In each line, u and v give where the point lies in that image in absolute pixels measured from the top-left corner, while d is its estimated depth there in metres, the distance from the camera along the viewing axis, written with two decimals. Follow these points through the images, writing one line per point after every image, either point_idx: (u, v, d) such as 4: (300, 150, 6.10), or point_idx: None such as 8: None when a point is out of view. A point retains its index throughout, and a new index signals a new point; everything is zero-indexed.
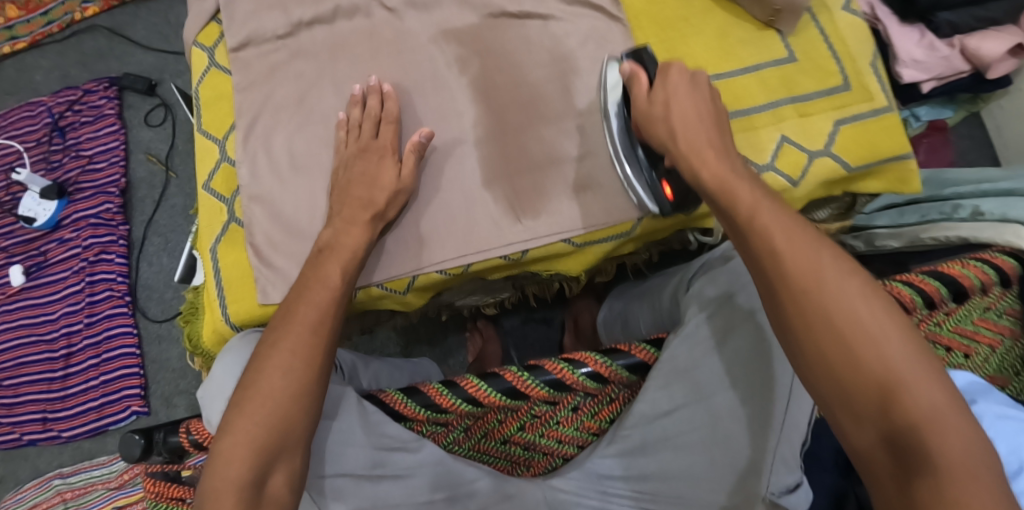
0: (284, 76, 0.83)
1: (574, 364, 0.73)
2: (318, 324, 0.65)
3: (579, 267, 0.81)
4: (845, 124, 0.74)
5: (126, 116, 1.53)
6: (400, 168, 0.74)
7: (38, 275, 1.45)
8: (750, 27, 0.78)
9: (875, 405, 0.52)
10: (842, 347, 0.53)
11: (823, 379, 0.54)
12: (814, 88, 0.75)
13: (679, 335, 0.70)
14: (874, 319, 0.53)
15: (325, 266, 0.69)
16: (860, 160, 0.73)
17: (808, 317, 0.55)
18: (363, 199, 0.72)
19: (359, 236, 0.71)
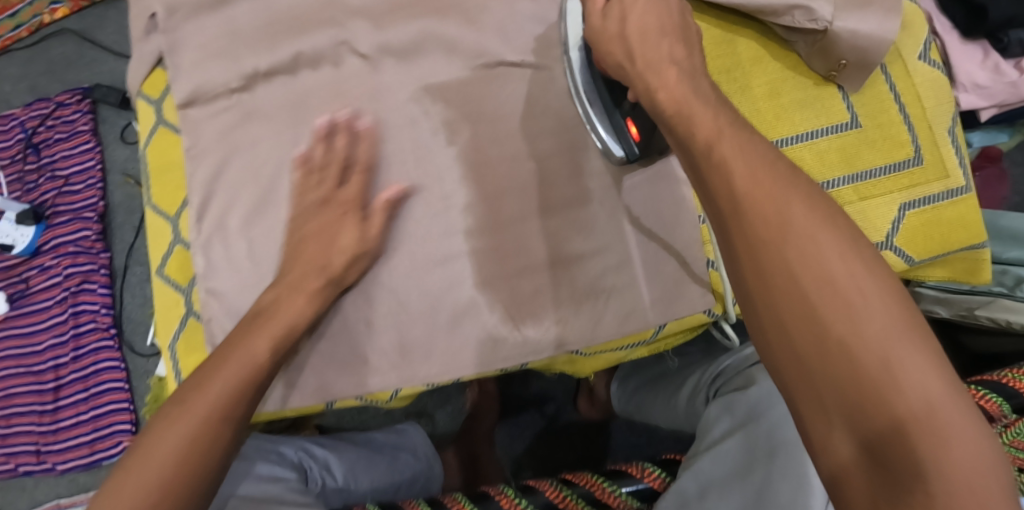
0: (240, 140, 0.71)
1: (572, 487, 0.63)
2: (231, 412, 0.55)
3: (590, 370, 0.74)
4: (913, 209, 0.63)
5: (102, 131, 1.43)
6: (365, 227, 0.65)
7: (22, 304, 1.36)
8: (806, 83, 0.66)
9: (852, 405, 0.41)
10: (837, 361, 0.41)
11: (808, 399, 0.42)
12: (879, 162, 0.64)
13: (691, 469, 0.57)
14: (851, 282, 0.42)
15: (251, 336, 0.59)
16: (925, 253, 0.63)
17: (796, 320, 0.43)
18: (315, 260, 0.63)
19: (301, 307, 0.62)
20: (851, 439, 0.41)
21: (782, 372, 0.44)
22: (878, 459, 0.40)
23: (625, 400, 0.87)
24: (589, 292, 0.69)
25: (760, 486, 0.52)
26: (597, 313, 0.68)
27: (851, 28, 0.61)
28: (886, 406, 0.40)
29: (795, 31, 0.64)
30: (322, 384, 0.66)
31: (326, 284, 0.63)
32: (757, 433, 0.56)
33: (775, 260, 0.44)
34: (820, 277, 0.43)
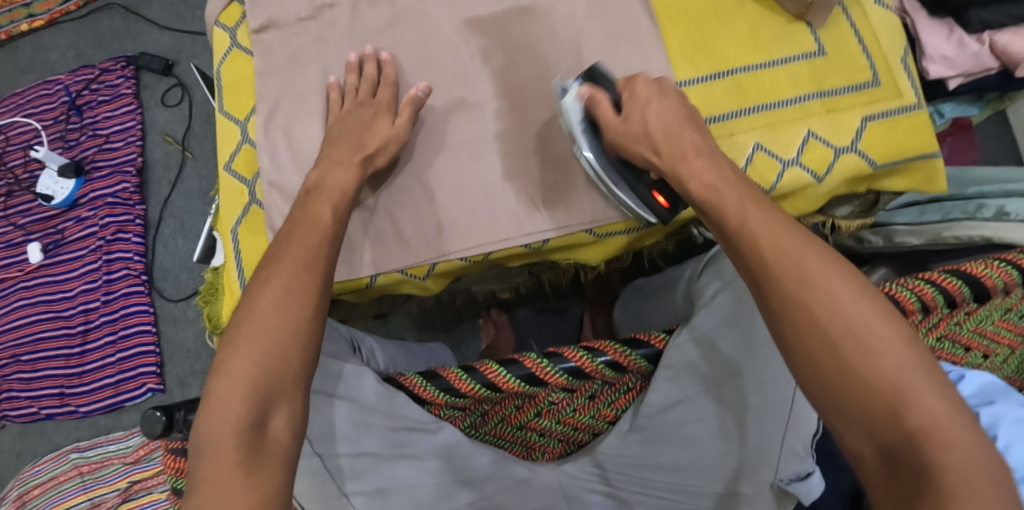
0: (308, 63, 0.84)
1: (593, 353, 0.73)
2: (311, 262, 0.64)
3: (599, 257, 0.83)
4: (873, 121, 0.75)
5: (143, 96, 1.53)
6: (396, 119, 0.76)
7: (56, 253, 1.46)
8: (778, 20, 0.78)
9: (865, 407, 0.52)
10: (851, 376, 0.52)
11: (834, 406, 0.53)
12: (843, 83, 0.76)
13: (687, 327, 0.71)
14: (854, 307, 0.54)
15: (314, 206, 0.69)
16: (887, 157, 0.75)
17: (815, 347, 0.54)
18: (352, 142, 0.74)
19: (347, 175, 0.72)
20: (869, 441, 0.52)
21: (818, 395, 0.54)
22: (887, 449, 0.51)
23: (628, 319, 1.00)
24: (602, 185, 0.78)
25: (745, 328, 0.68)
26: (610, 202, 0.78)
27: None
28: (889, 407, 0.51)
29: None
30: (372, 262, 0.78)
31: (363, 161, 0.73)
32: (735, 294, 0.70)
33: (795, 298, 0.55)
34: (840, 323, 0.54)
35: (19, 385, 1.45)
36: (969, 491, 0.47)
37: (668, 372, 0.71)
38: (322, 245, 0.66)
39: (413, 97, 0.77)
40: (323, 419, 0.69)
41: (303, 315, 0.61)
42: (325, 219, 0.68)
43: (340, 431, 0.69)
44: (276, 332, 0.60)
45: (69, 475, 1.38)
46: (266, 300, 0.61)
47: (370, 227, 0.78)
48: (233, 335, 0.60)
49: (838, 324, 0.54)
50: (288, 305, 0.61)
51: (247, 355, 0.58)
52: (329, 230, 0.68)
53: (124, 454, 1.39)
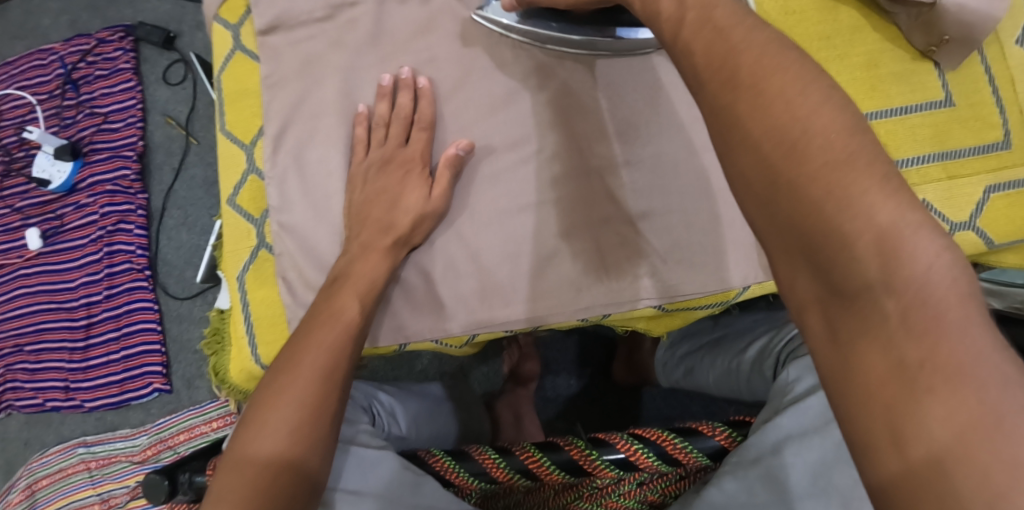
0: (322, 74, 0.72)
1: (647, 444, 0.66)
2: (331, 372, 0.57)
3: (664, 329, 0.72)
4: (998, 192, 0.64)
5: (143, 71, 1.41)
6: (431, 187, 0.66)
7: (55, 241, 1.38)
8: (902, 56, 0.66)
9: (802, 239, 0.39)
10: (786, 196, 0.39)
11: (766, 229, 0.41)
12: (970, 144, 0.65)
13: (770, 424, 0.62)
14: (799, 120, 0.40)
15: (339, 297, 0.61)
16: (1006, 237, 0.64)
17: (748, 163, 0.41)
18: (381, 222, 0.65)
19: (377, 263, 0.63)
20: (810, 275, 0.39)
21: (752, 214, 0.42)
22: (834, 290, 0.38)
23: (671, 365, 0.88)
24: (679, 253, 0.67)
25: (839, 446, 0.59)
26: (691, 271, 0.67)
27: (958, 2, 0.60)
28: (836, 234, 0.38)
29: (898, 3, 0.64)
30: (395, 324, 0.67)
31: (395, 243, 0.65)
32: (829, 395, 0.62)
33: (738, 122, 0.41)
34: (771, 127, 0.40)
35: (23, 377, 1.38)
36: (937, 335, 0.35)
37: (737, 473, 0.61)
38: (346, 342, 0.59)
39: (452, 155, 0.67)
40: None
41: (314, 432, 0.53)
42: (351, 315, 0.60)
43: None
44: (283, 455, 0.52)
45: (76, 469, 1.34)
46: (277, 413, 0.54)
47: (396, 281, 0.67)
48: (235, 457, 0.52)
49: (771, 129, 0.41)
50: (300, 428, 0.53)
51: (253, 482, 0.50)
52: (353, 328, 0.60)
53: (131, 452, 1.34)
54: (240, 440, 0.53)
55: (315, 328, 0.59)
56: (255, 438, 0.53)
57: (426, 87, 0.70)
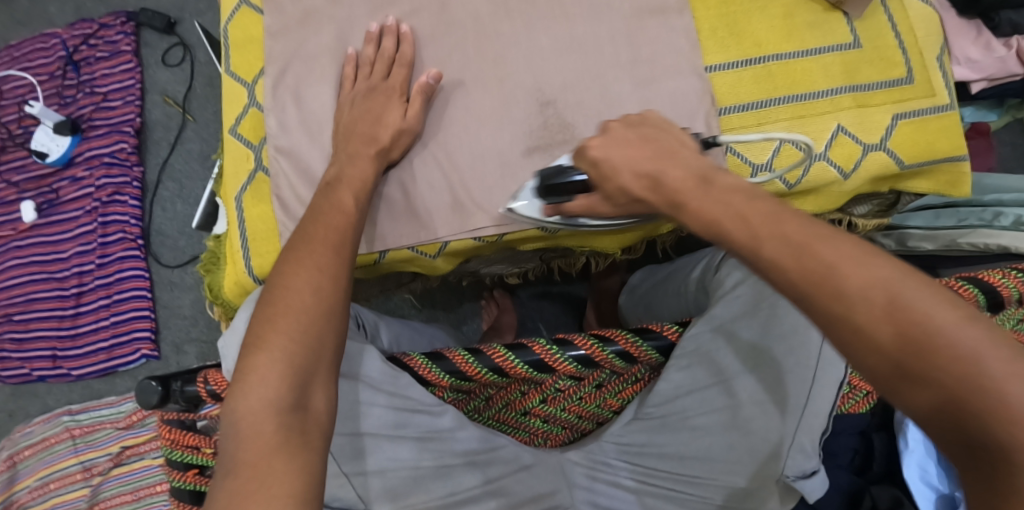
0: (319, 22, 0.81)
1: (604, 342, 0.72)
2: (339, 246, 0.65)
3: (617, 245, 0.85)
4: (904, 119, 0.81)
5: (143, 54, 1.49)
6: (407, 108, 0.76)
7: (50, 213, 1.43)
8: (816, 8, 0.83)
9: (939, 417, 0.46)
10: (917, 388, 0.46)
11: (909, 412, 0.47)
12: (877, 79, 0.82)
13: (703, 317, 0.71)
14: (924, 310, 0.47)
15: (338, 193, 0.69)
16: (914, 158, 0.81)
17: (876, 362, 0.48)
18: (366, 135, 0.74)
19: (365, 168, 0.72)
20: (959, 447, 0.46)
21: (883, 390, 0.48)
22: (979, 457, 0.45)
23: (634, 306, 0.99)
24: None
25: (763, 322, 0.68)
26: None
27: None
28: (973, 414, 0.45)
29: None
30: (379, 234, 0.77)
31: (378, 154, 0.73)
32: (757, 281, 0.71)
33: (849, 320, 0.48)
34: (896, 330, 0.47)
35: (11, 346, 1.41)
36: None
37: (681, 362, 0.70)
38: (346, 228, 0.67)
39: (424, 84, 0.76)
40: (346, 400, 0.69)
41: (335, 295, 0.62)
42: (349, 206, 0.69)
43: (365, 415, 0.68)
44: (312, 310, 0.60)
45: (60, 438, 1.37)
46: (301, 279, 0.61)
47: (380, 196, 0.77)
48: (271, 311, 0.59)
49: (897, 330, 0.47)
50: (322, 288, 0.61)
51: (286, 331, 0.58)
52: (352, 218, 0.68)
53: (116, 419, 1.38)
54: (269, 299, 0.60)
55: (316, 217, 0.67)
56: (277, 300, 0.60)
57: (407, 33, 0.79)
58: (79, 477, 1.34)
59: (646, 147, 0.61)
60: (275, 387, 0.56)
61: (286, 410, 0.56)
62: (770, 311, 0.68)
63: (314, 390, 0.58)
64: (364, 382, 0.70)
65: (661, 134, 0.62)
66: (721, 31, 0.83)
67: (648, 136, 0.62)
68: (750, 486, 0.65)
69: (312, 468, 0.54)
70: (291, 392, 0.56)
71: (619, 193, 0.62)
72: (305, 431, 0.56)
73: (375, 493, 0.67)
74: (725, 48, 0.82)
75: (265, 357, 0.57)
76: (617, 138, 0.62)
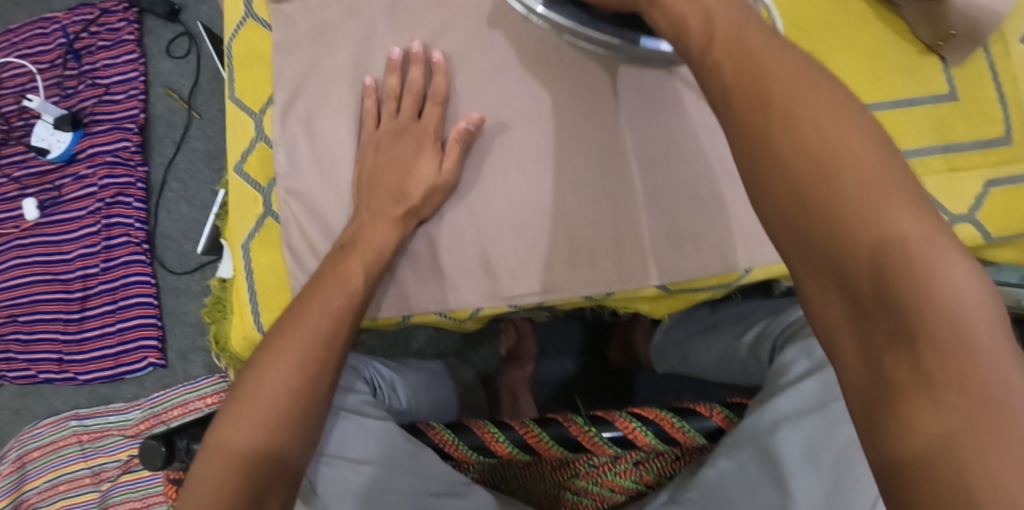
0: (333, 47, 0.73)
1: (645, 422, 0.66)
2: (332, 337, 0.60)
3: (666, 311, 0.76)
4: (996, 187, 0.71)
5: (146, 43, 1.40)
6: (443, 158, 0.68)
7: (53, 211, 1.36)
8: (909, 49, 0.73)
9: (833, 257, 0.41)
10: (815, 224, 0.41)
11: (796, 252, 0.43)
12: (971, 137, 0.72)
13: (764, 404, 0.64)
14: (834, 128, 0.42)
15: (346, 263, 0.63)
16: (1003, 230, 0.71)
17: (774, 182, 0.43)
18: (393, 190, 0.67)
19: (386, 232, 0.66)
20: (840, 296, 0.41)
21: (781, 236, 0.44)
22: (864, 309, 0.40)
23: (667, 351, 0.91)
24: (679, 238, 0.71)
25: (831, 421, 0.61)
26: (695, 256, 0.70)
27: None
28: (868, 254, 0.39)
29: None
30: (401, 294, 0.71)
31: (406, 214, 0.67)
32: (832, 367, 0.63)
33: (764, 134, 0.44)
34: (800, 149, 0.42)
35: (16, 348, 1.37)
36: (955, 339, 0.37)
37: (732, 451, 0.63)
38: (347, 309, 0.62)
39: (464, 129, 0.68)
40: (331, 484, 0.61)
41: (320, 388, 0.57)
42: (355, 284, 0.63)
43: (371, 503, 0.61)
44: (284, 413, 0.55)
45: (68, 442, 1.34)
46: (277, 375, 0.57)
47: (406, 251, 0.70)
48: (237, 411, 0.55)
49: (800, 151, 0.43)
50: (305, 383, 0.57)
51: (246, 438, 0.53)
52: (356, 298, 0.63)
53: (124, 426, 1.34)
54: (240, 398, 0.56)
55: (321, 291, 0.62)
56: (249, 398, 0.56)
57: (440, 62, 0.69)
58: (89, 481, 1.31)
59: None
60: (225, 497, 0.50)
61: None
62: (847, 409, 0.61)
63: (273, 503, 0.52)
64: (373, 465, 0.63)
65: None
66: None
67: None
68: None
69: None
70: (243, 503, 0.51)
71: None
72: None
73: None
74: None
75: (221, 463, 0.52)
76: None
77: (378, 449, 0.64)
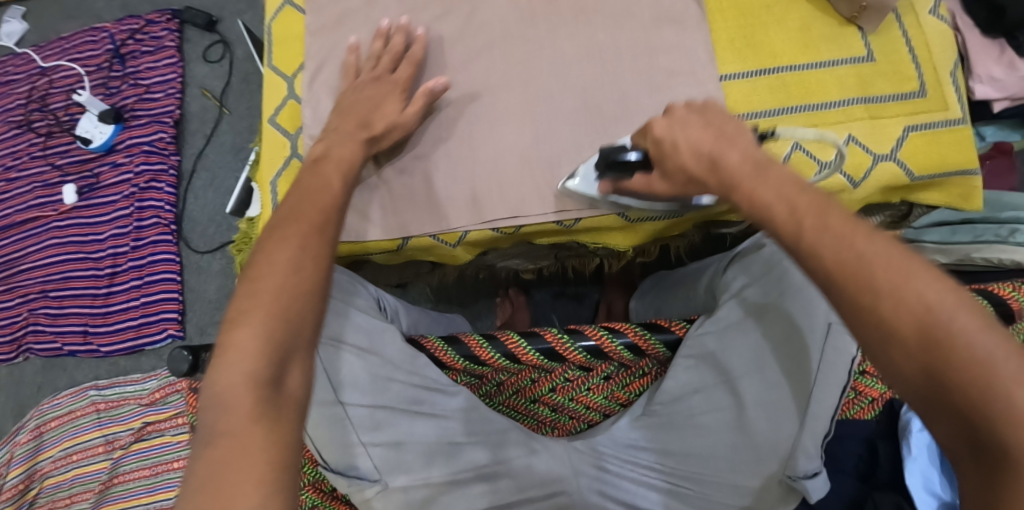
0: (353, 24, 0.87)
1: (613, 334, 0.76)
2: (324, 225, 0.66)
3: (628, 242, 0.89)
4: (915, 132, 0.81)
5: (185, 50, 1.57)
6: (406, 106, 0.79)
7: (89, 197, 1.50)
8: (832, 22, 0.84)
9: (946, 396, 0.50)
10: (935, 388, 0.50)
11: (917, 399, 0.52)
12: (889, 92, 0.82)
13: (710, 318, 0.75)
14: (932, 300, 0.51)
15: (322, 168, 0.72)
16: (925, 170, 0.81)
17: (888, 350, 0.52)
18: (360, 118, 0.77)
19: (352, 149, 0.75)
20: (953, 424, 0.50)
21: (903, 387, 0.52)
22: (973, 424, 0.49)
23: (644, 309, 1.02)
24: None
25: (765, 326, 0.71)
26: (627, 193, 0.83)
27: None
28: (968, 392, 0.49)
29: None
30: (401, 223, 0.83)
31: (368, 139, 0.76)
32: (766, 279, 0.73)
33: (864, 312, 0.52)
34: (903, 323, 0.51)
35: (45, 321, 1.48)
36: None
37: (686, 361, 0.75)
38: (332, 205, 0.69)
39: (430, 89, 0.80)
40: (339, 367, 0.71)
41: (316, 277, 0.62)
42: (334, 185, 0.70)
43: (377, 390, 0.72)
44: (293, 289, 0.60)
45: (86, 411, 1.43)
46: (284, 255, 0.62)
47: (404, 187, 0.83)
48: (251, 289, 0.60)
49: (902, 320, 0.51)
50: (304, 262, 0.62)
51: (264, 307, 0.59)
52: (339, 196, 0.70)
53: (140, 395, 1.44)
54: (252, 274, 0.61)
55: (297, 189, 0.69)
56: (263, 275, 0.61)
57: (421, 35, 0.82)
58: (101, 449, 1.40)
59: (709, 131, 0.64)
60: (251, 364, 0.57)
61: (263, 385, 0.56)
62: (784, 313, 0.70)
63: (292, 368, 0.59)
64: (380, 357, 0.74)
65: (725, 120, 0.65)
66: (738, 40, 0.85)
67: (711, 120, 0.65)
68: (762, 485, 0.68)
69: (290, 438, 0.55)
70: (269, 365, 0.57)
71: (677, 171, 0.67)
72: (282, 407, 0.56)
73: (387, 465, 0.69)
74: (738, 55, 0.84)
75: (245, 332, 0.58)
76: (682, 120, 0.66)
77: (390, 346, 0.74)
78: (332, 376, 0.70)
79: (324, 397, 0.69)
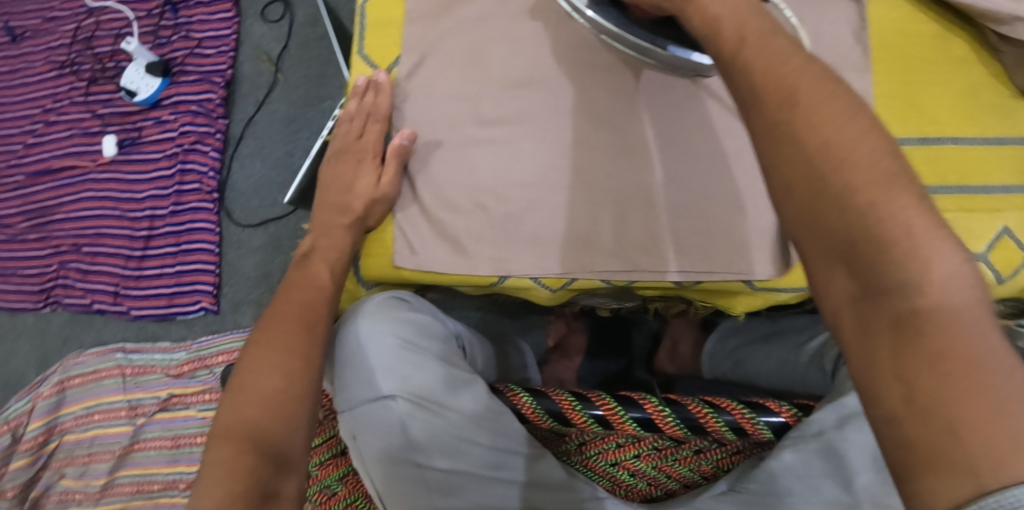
0: (459, 22, 0.84)
1: (719, 411, 0.68)
2: (311, 323, 0.71)
3: (744, 308, 0.83)
4: None
5: (244, 5, 1.48)
6: (382, 175, 0.82)
7: (130, 150, 1.43)
8: (1000, 92, 0.79)
9: (844, 251, 0.46)
10: (834, 242, 0.47)
11: (813, 246, 0.48)
12: None
13: (833, 404, 0.67)
14: (856, 139, 0.47)
15: (313, 265, 0.78)
16: None
17: (797, 176, 0.48)
18: (339, 204, 0.83)
19: (338, 237, 0.81)
20: (846, 277, 0.46)
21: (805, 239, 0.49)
22: (871, 289, 0.45)
23: (720, 357, 0.94)
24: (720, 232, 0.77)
25: None
26: (738, 252, 0.77)
27: None
28: (877, 242, 0.45)
29: (1006, 43, 0.77)
30: (501, 259, 0.79)
31: (351, 223, 0.82)
32: None
33: (785, 132, 0.49)
34: (818, 147, 0.48)
35: (75, 275, 1.41)
36: (956, 332, 0.42)
37: (798, 445, 0.66)
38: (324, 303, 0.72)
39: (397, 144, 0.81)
40: (413, 425, 0.66)
41: (304, 378, 0.66)
42: (321, 278, 0.77)
43: (457, 453, 0.67)
44: (282, 393, 0.65)
45: (111, 374, 1.36)
46: (271, 360, 0.67)
47: (505, 217, 0.78)
48: (239, 398, 0.64)
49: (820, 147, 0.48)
50: (293, 374, 0.66)
51: (253, 416, 0.63)
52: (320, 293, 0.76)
53: (167, 365, 1.37)
54: (240, 383, 0.66)
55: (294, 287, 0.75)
56: (249, 383, 0.65)
57: (381, 83, 0.84)
58: (124, 414, 1.33)
59: None
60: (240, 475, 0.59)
61: (257, 500, 0.59)
62: None
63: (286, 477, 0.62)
64: (460, 413, 0.68)
65: None
66: (902, 97, 0.78)
67: None
68: None
69: None
70: (259, 485, 0.60)
71: None
72: None
73: None
74: (899, 114, 0.78)
75: (233, 445, 0.61)
76: None
77: (468, 401, 0.68)
78: (405, 432, 0.66)
79: (402, 452, 0.66)
